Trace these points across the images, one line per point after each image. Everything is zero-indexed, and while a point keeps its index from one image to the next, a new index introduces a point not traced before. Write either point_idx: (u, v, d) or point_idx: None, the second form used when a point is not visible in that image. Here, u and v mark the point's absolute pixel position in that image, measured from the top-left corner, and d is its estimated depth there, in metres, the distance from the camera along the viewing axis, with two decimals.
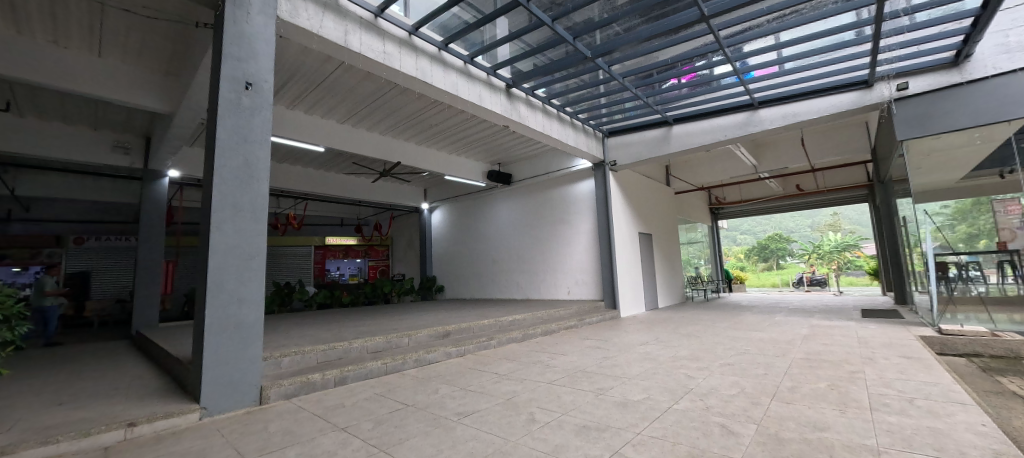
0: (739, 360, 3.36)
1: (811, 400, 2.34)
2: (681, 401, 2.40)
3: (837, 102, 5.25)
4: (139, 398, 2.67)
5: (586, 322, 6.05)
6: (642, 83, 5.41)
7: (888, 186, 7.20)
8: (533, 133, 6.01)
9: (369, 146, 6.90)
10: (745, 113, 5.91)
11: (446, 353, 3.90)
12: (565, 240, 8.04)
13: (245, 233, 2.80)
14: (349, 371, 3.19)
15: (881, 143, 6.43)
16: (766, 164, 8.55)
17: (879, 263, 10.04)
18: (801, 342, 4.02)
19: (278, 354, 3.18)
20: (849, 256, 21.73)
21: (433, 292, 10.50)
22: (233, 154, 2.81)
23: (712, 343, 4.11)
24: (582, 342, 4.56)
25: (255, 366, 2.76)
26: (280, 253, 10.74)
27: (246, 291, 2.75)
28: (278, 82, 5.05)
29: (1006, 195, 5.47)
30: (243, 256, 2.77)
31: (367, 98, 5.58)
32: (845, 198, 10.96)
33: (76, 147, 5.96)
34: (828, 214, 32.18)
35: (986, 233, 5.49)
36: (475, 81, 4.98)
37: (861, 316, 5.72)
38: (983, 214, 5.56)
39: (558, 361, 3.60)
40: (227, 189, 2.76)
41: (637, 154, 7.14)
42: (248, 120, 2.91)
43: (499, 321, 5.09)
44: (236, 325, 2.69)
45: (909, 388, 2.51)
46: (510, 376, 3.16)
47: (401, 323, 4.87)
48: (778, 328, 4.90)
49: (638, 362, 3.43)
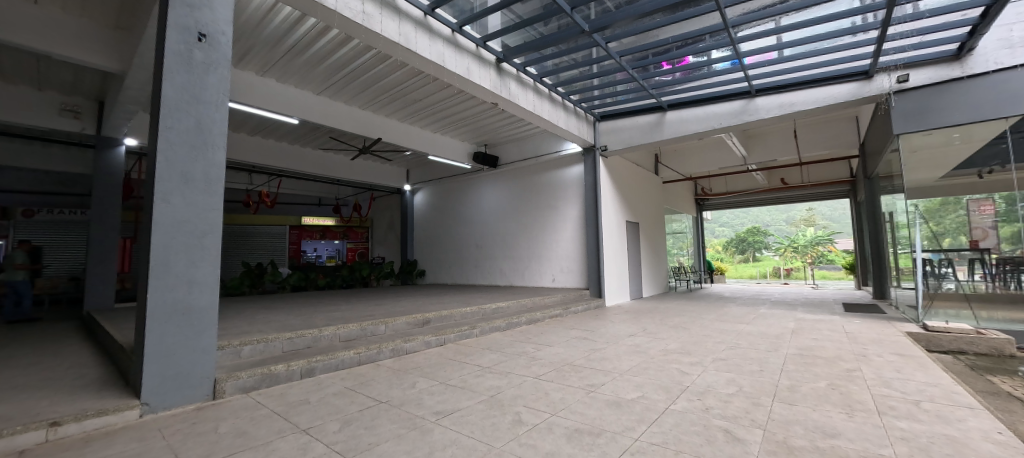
0: (732, 354, 3.23)
1: (815, 401, 2.20)
2: (678, 400, 2.23)
3: (835, 92, 5.13)
4: (70, 393, 2.35)
5: (572, 311, 5.90)
6: (638, 65, 5.15)
7: (874, 182, 7.21)
8: (522, 112, 5.70)
9: (348, 121, 6.47)
10: (742, 100, 5.74)
11: (426, 341, 3.66)
12: (551, 227, 7.85)
13: (197, 206, 2.46)
14: (318, 362, 2.92)
15: (873, 137, 6.38)
16: (756, 155, 8.52)
17: (857, 258, 10.21)
18: (791, 336, 3.93)
19: (238, 342, 2.88)
20: (823, 250, 22.32)
21: (414, 276, 10.20)
22: (182, 116, 2.45)
23: (701, 335, 4.00)
24: (568, 332, 4.38)
25: (208, 356, 2.46)
26: (253, 232, 10.21)
27: (198, 273, 2.44)
28: (245, 41, 4.59)
29: (983, 194, 5.40)
30: (195, 233, 2.45)
31: (344, 67, 5.17)
32: (828, 193, 11.06)
33: (17, 109, 5.32)
34: (803, 209, 33.00)
35: (958, 230, 5.48)
36: (465, 53, 4.64)
37: (844, 311, 5.74)
38: (955, 211, 5.57)
39: (545, 353, 3.40)
40: (176, 156, 2.41)
41: (628, 140, 6.93)
42: (202, 77, 2.54)
43: (483, 308, 4.87)
44: (185, 311, 2.38)
45: (911, 388, 2.40)
46: (494, 369, 2.94)
47: (379, 309, 4.59)
48: (765, 321, 4.84)
49: (628, 355, 3.26)
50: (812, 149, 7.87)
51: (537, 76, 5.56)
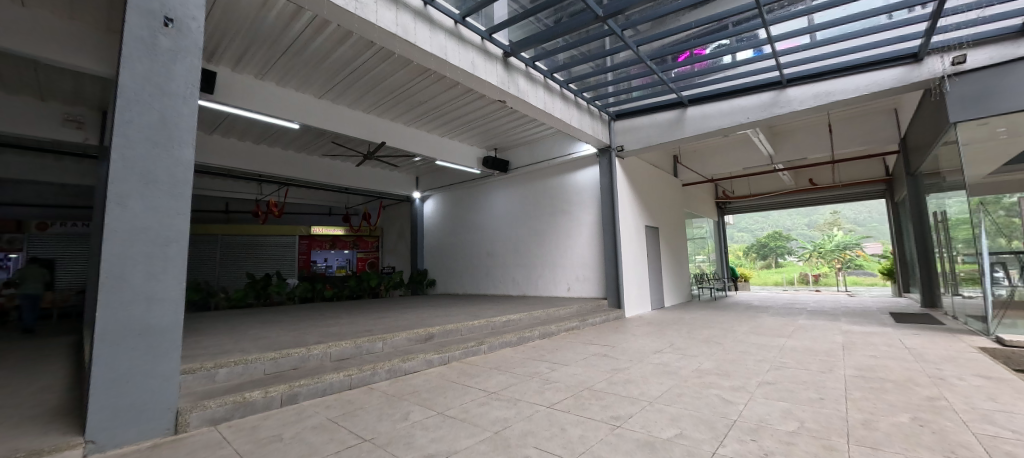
0: (780, 377, 2.76)
1: (903, 445, 1.74)
2: (726, 442, 1.81)
3: (879, 78, 4.61)
4: (13, 426, 2.04)
5: (589, 323, 5.46)
6: (657, 54, 4.74)
7: (917, 179, 6.61)
8: (532, 111, 5.32)
9: (350, 125, 6.20)
10: (772, 92, 5.27)
11: (427, 361, 3.28)
12: (565, 232, 7.43)
13: (159, 211, 2.16)
14: (302, 386, 2.57)
15: (919, 129, 5.80)
16: (783, 153, 7.98)
17: (898, 262, 9.49)
18: (844, 353, 3.43)
19: (213, 364, 2.57)
20: (851, 256, 21.15)
21: (424, 286, 9.90)
22: (145, 110, 2.17)
23: (737, 352, 3.54)
24: (586, 348, 3.95)
25: (171, 383, 2.14)
26: (262, 243, 10.07)
27: (159, 287, 2.12)
28: (239, 41, 4.38)
29: None
30: (157, 240, 2.14)
31: (344, 67, 4.92)
32: (863, 194, 10.36)
33: (19, 119, 5.20)
34: (826, 212, 31.67)
35: None
36: (468, 46, 4.31)
37: (895, 322, 5.13)
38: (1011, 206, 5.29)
39: (560, 375, 2.98)
40: (135, 154, 2.12)
41: (646, 138, 6.49)
42: (167, 67, 2.26)
43: (491, 322, 4.47)
44: (143, 331, 2.06)
45: (1021, 425, 1.93)
46: (500, 396, 2.54)
47: (379, 323, 4.24)
48: (807, 335, 4.31)
49: (656, 378, 2.82)
50: (847, 146, 7.30)
51: (548, 72, 5.22)
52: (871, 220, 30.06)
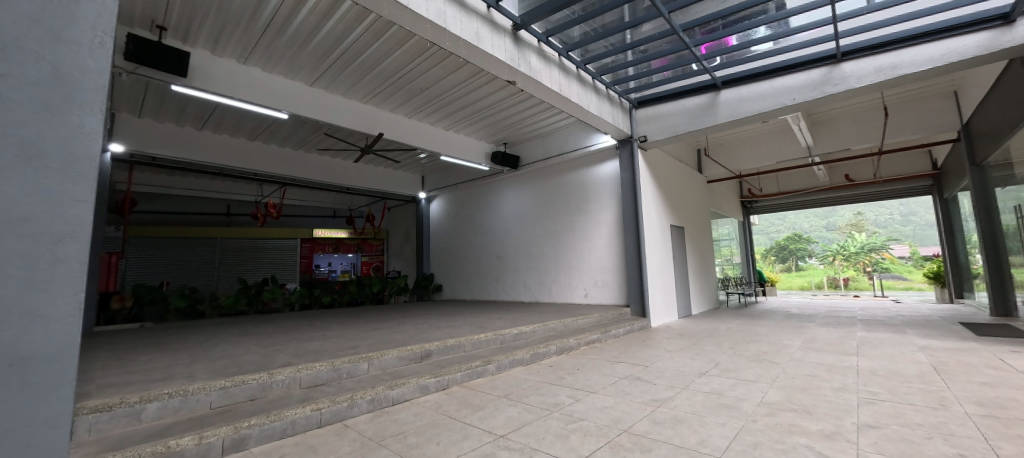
0: (882, 417, 2.07)
1: None
2: None
3: (959, 46, 3.90)
4: None
5: (612, 334, 4.81)
6: (692, 23, 4.05)
7: (984, 171, 5.75)
8: (546, 93, 4.69)
9: (345, 116, 5.64)
10: (823, 69, 4.56)
11: (421, 386, 2.67)
12: (581, 233, 6.79)
13: (47, 196, 1.60)
14: (252, 427, 1.98)
15: (994, 112, 4.98)
16: (822, 143, 7.22)
17: (948, 265, 8.61)
18: (944, 379, 2.72)
19: (139, 398, 2.01)
20: (878, 258, 19.81)
21: (430, 291, 9.37)
22: (29, 61, 1.60)
23: (804, 376, 2.86)
24: (614, 368, 3.30)
25: (60, 427, 1.57)
26: (262, 246, 9.60)
27: (44, 300, 1.56)
28: (212, 17, 3.84)
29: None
30: (42, 238, 1.58)
31: (335, 47, 4.40)
32: (906, 190, 9.52)
33: None
34: (848, 213, 30.25)
35: None
36: (473, 14, 3.70)
37: (980, 335, 4.33)
38: None
39: (586, 408, 2.34)
40: (12, 119, 1.55)
41: (671, 127, 5.80)
42: (66, 6, 1.69)
43: (500, 335, 3.84)
44: (15, 360, 1.50)
45: None
46: (510, 443, 1.91)
47: (370, 337, 3.65)
48: (878, 352, 3.57)
49: (714, 417, 2.15)
50: (897, 134, 6.53)
51: (563, 50, 4.60)
52: (894, 221, 28.51)
